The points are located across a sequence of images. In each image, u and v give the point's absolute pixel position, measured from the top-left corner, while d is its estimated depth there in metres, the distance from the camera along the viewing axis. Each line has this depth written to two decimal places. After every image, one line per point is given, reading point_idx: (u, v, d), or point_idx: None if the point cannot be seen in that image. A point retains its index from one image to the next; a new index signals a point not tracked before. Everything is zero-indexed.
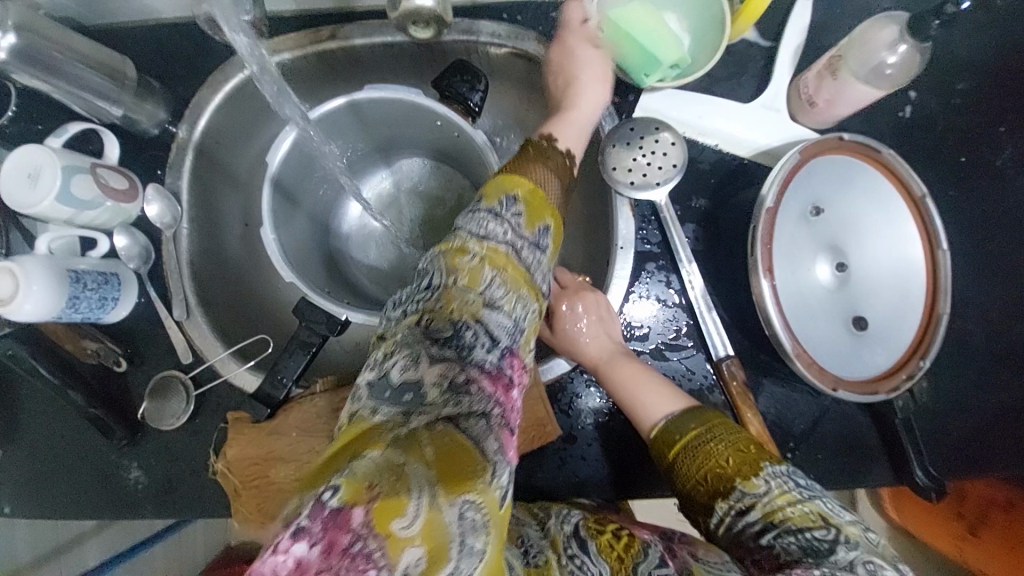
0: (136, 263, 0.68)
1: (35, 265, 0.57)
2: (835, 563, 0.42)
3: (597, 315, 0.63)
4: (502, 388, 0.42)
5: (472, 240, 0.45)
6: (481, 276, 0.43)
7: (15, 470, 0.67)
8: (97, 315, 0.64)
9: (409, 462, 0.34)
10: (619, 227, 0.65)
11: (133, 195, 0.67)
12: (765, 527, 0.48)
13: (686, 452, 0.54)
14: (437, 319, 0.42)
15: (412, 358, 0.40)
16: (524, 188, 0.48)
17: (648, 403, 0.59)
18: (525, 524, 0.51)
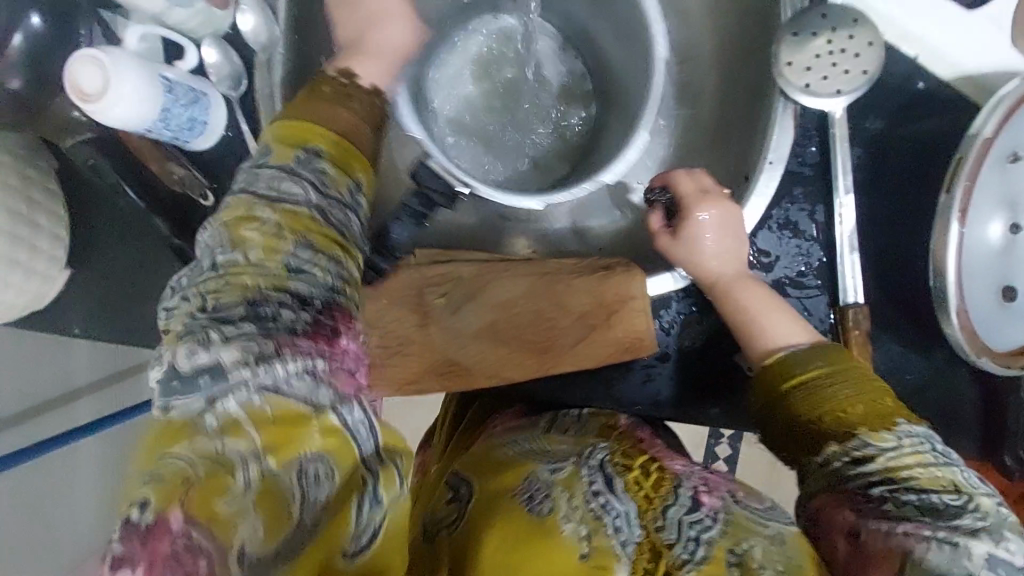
0: (226, 85, 0.59)
1: (123, 61, 0.50)
2: (958, 531, 0.37)
3: (731, 229, 0.57)
4: (322, 341, 0.38)
5: (263, 204, 0.41)
6: (279, 243, 0.39)
7: (96, 290, 0.65)
8: (184, 136, 0.58)
9: (227, 449, 0.33)
10: (773, 135, 0.57)
11: (226, 2, 0.57)
12: (883, 479, 0.42)
13: (804, 386, 0.49)
14: (225, 295, 0.37)
15: (202, 341, 0.36)
16: (325, 142, 0.45)
17: (766, 327, 0.54)
18: (539, 463, 0.53)
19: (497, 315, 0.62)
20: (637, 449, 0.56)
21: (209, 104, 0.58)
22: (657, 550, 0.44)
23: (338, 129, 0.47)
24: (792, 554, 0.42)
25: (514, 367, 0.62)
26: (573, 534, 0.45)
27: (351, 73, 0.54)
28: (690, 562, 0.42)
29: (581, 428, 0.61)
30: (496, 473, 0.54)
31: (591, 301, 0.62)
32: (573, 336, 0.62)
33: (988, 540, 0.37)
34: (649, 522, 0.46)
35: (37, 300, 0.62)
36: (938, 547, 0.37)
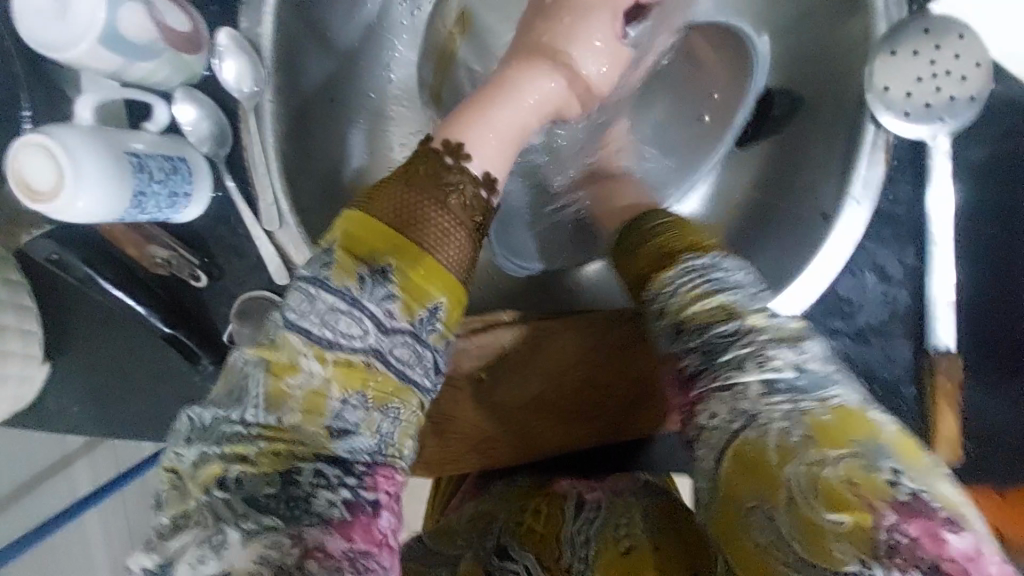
0: (209, 146, 0.49)
1: (79, 146, 0.40)
2: (728, 364, 0.35)
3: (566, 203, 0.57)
4: (358, 534, 0.31)
5: (303, 343, 0.34)
6: (326, 398, 0.33)
7: (79, 384, 0.56)
8: (166, 216, 0.48)
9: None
10: (858, 166, 0.48)
11: (197, 45, 0.46)
12: (677, 331, 0.38)
13: (648, 244, 0.45)
14: (253, 474, 0.31)
15: (215, 542, 0.30)
16: (401, 261, 0.36)
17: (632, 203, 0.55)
18: (440, 565, 0.49)
19: (546, 386, 0.55)
20: (528, 488, 0.55)
21: (190, 174, 0.48)
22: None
23: (423, 237, 0.37)
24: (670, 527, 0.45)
25: (559, 433, 0.57)
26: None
27: (461, 154, 0.41)
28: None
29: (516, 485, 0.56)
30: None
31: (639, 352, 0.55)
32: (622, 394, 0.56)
33: (771, 357, 0.35)
34: (551, 560, 0.46)
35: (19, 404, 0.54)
36: (737, 402, 0.34)
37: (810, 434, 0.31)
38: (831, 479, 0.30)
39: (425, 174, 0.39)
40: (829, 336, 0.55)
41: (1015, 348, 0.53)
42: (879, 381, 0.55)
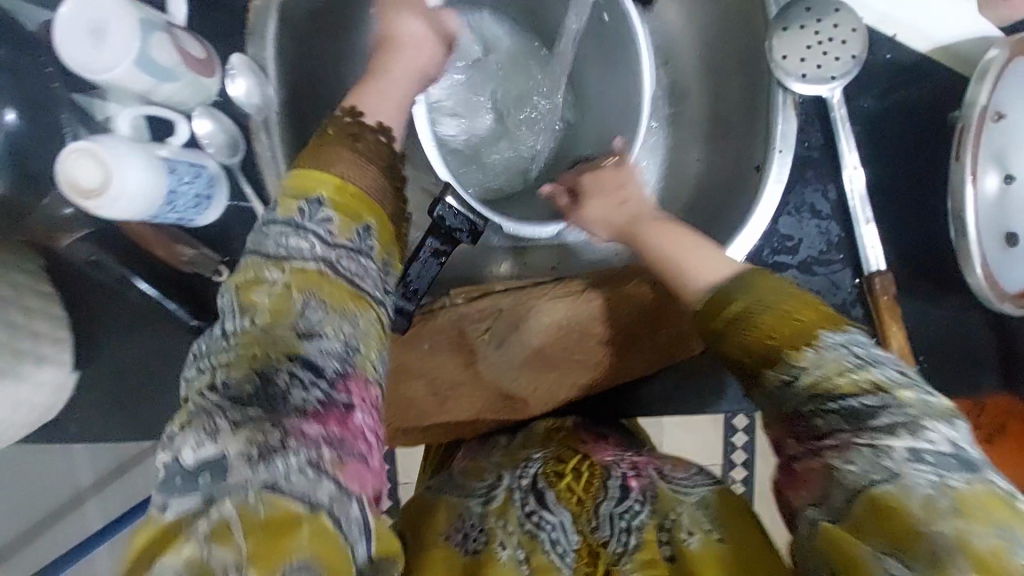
0: (223, 155, 0.57)
1: (125, 151, 0.47)
2: (881, 430, 0.37)
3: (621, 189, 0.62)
4: (333, 422, 0.38)
5: (270, 264, 0.42)
6: (290, 304, 0.40)
7: (106, 389, 0.60)
8: (189, 216, 0.55)
9: (213, 556, 0.32)
10: (774, 123, 0.60)
11: (212, 70, 0.55)
12: (812, 400, 0.39)
13: (733, 323, 0.44)
14: (237, 373, 0.38)
15: (208, 430, 0.36)
16: (328, 187, 0.45)
17: (695, 265, 0.50)
18: (469, 497, 0.54)
19: (541, 343, 0.61)
20: (568, 446, 0.59)
21: (211, 178, 0.55)
22: (595, 551, 0.50)
23: (343, 171, 0.46)
24: (715, 518, 0.50)
25: (559, 381, 0.63)
26: (512, 559, 0.49)
27: (359, 116, 0.51)
28: (625, 555, 0.49)
29: (529, 434, 0.62)
30: (426, 518, 0.52)
31: (627, 308, 0.61)
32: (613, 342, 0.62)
33: (908, 436, 0.36)
34: (585, 525, 0.51)
35: (48, 411, 0.58)
36: (859, 464, 0.37)
37: (952, 504, 0.34)
38: (980, 548, 0.33)
39: (335, 133, 0.49)
40: (781, 269, 0.63)
41: (932, 259, 0.63)
42: (831, 306, 0.63)
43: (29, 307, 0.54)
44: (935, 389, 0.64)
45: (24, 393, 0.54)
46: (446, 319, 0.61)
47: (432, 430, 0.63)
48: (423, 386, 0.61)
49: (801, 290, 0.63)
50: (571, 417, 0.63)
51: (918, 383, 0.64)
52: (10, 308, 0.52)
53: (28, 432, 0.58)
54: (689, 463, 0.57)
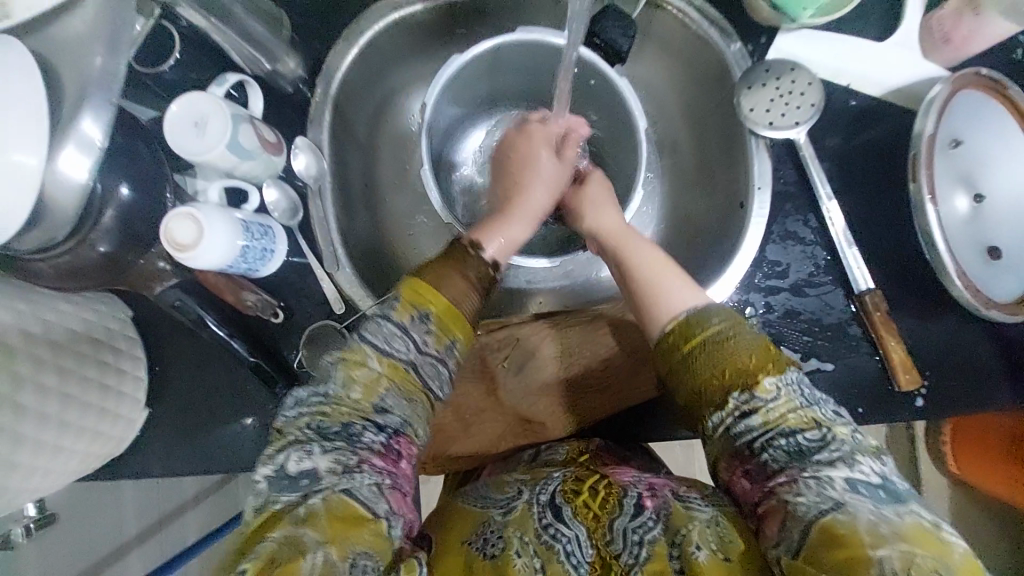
0: (283, 217, 0.69)
1: (215, 214, 0.59)
2: (821, 462, 0.46)
3: (600, 200, 0.71)
4: (389, 461, 0.49)
5: (372, 354, 0.52)
6: (375, 392, 0.51)
7: (170, 423, 0.68)
8: (256, 267, 0.65)
9: (306, 534, 0.43)
10: (752, 165, 0.68)
11: (279, 149, 0.68)
12: (764, 432, 0.48)
13: (703, 346, 0.54)
14: (329, 418, 0.49)
15: (308, 450, 0.47)
16: (437, 305, 0.54)
17: (667, 286, 0.60)
18: (491, 507, 0.56)
19: (557, 369, 0.67)
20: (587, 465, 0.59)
21: (275, 236, 0.66)
22: (608, 563, 0.50)
23: (449, 295, 0.56)
24: (727, 534, 0.48)
25: (579, 407, 0.67)
26: (527, 565, 0.50)
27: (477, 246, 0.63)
28: (635, 566, 0.48)
29: (552, 454, 0.63)
30: (450, 522, 0.56)
31: (633, 336, 0.67)
32: (625, 370, 0.67)
33: (845, 468, 0.45)
34: (599, 539, 0.52)
35: (119, 445, 0.64)
36: (807, 493, 0.44)
37: (900, 530, 0.41)
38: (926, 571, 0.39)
39: (451, 259, 0.59)
40: (774, 292, 0.68)
41: (919, 277, 0.67)
42: (827, 325, 0.67)
43: (118, 350, 0.64)
44: (944, 402, 0.66)
45: (104, 426, 0.61)
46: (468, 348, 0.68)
47: (457, 456, 0.67)
48: (450, 412, 0.67)
49: (796, 311, 0.68)
50: (594, 440, 0.65)
51: (926, 396, 0.66)
52: (104, 349, 0.62)
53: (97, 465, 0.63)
54: (704, 484, 0.55)
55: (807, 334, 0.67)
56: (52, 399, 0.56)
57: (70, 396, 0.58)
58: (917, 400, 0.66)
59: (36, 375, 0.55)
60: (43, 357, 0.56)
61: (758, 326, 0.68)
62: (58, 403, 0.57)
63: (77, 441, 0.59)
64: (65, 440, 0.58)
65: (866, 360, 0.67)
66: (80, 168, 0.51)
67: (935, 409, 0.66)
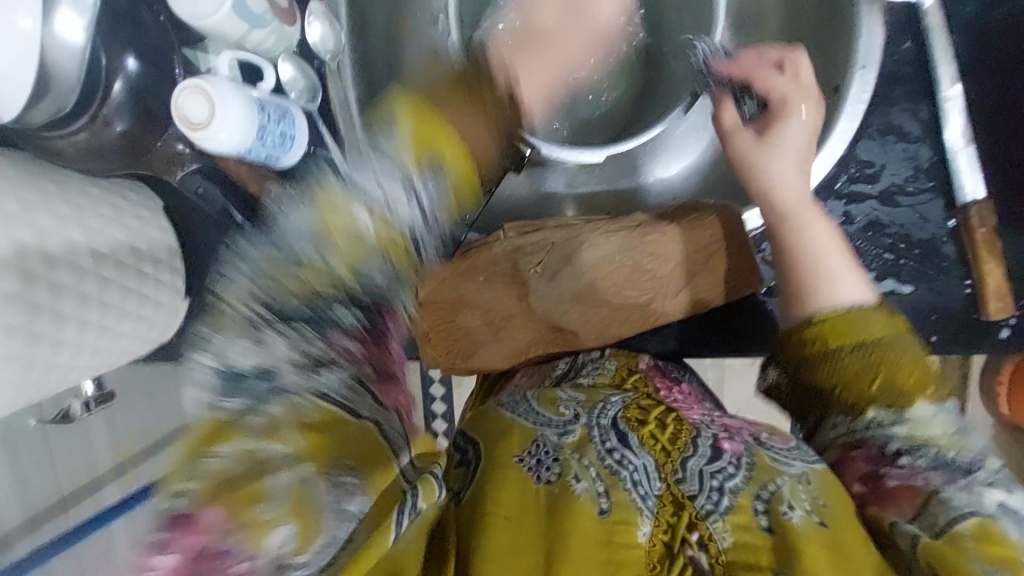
0: (303, 98, 0.63)
1: (227, 90, 0.54)
2: (976, 479, 0.41)
3: (803, 149, 0.56)
4: (375, 344, 0.45)
5: (360, 201, 0.48)
6: (360, 251, 0.46)
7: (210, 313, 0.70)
8: (278, 154, 0.61)
9: (266, 450, 0.36)
10: (858, 38, 0.55)
11: (292, 17, 0.60)
12: (900, 440, 0.44)
13: (851, 347, 0.48)
14: (288, 295, 0.43)
15: (258, 340, 0.40)
16: (451, 154, 0.53)
17: (836, 281, 0.52)
18: (544, 426, 0.50)
19: (595, 277, 0.62)
20: (650, 395, 0.55)
21: (294, 120, 0.61)
22: (679, 502, 0.43)
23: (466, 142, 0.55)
24: (821, 497, 0.41)
25: (622, 322, 0.64)
26: (589, 492, 0.43)
27: None
28: (716, 513, 0.41)
29: (601, 369, 0.61)
30: (499, 435, 0.49)
31: (683, 246, 0.61)
32: (676, 285, 0.62)
33: (1006, 491, 0.40)
34: (670, 475, 0.45)
35: (165, 331, 0.67)
36: (960, 492, 0.39)
37: None
38: None
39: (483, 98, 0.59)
40: (858, 200, 0.58)
41: None
42: (916, 242, 0.58)
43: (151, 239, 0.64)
44: None
45: (147, 311, 0.63)
46: (500, 251, 0.64)
47: (483, 360, 0.66)
48: (478, 316, 0.65)
49: (881, 224, 0.58)
50: (643, 359, 0.64)
51: (1014, 327, 0.59)
52: (139, 237, 0.62)
53: (148, 349, 0.67)
54: (789, 433, 0.49)
55: (890, 251, 0.58)
56: (90, 281, 0.56)
57: (109, 278, 0.58)
58: (1002, 332, 0.59)
59: (71, 258, 0.55)
60: (75, 239, 0.55)
61: None
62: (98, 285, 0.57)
63: (122, 323, 0.61)
64: (109, 319, 0.59)
65: (954, 285, 0.58)
66: (75, 31, 0.47)
67: (1023, 341, 0.59)
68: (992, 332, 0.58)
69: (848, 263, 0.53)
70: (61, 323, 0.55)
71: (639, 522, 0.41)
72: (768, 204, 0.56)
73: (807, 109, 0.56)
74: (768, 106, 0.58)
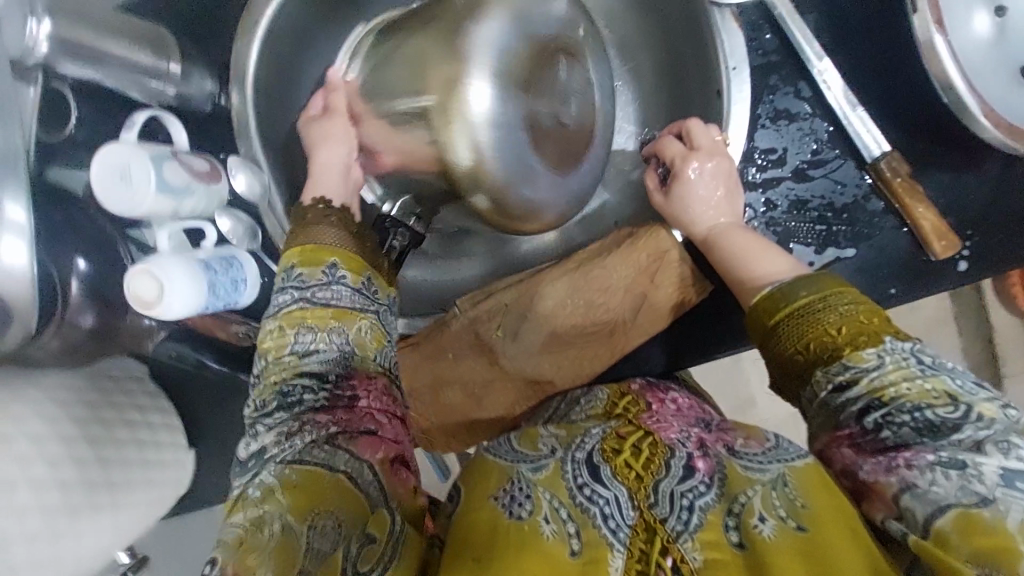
0: (248, 242, 0.68)
1: (169, 264, 0.58)
2: (956, 444, 0.39)
3: (722, 180, 0.58)
4: (340, 409, 0.49)
5: (269, 320, 0.53)
6: (286, 339, 0.52)
7: (219, 454, 0.74)
8: (235, 298, 0.65)
9: (265, 511, 0.42)
10: (722, 43, 0.58)
11: (217, 175, 0.65)
12: (870, 405, 0.42)
13: (791, 318, 0.48)
14: (264, 394, 0.50)
15: (253, 433, 0.49)
16: (294, 254, 0.55)
17: (764, 272, 0.53)
18: (520, 462, 0.50)
19: (552, 324, 0.64)
20: (632, 421, 0.53)
21: (241, 263, 0.65)
22: (652, 528, 0.44)
23: (303, 238, 0.56)
24: (799, 496, 0.42)
25: (590, 359, 0.65)
26: (559, 535, 0.45)
27: None
28: (686, 532, 0.43)
29: (593, 402, 0.59)
30: (477, 477, 0.50)
31: (628, 272, 0.62)
32: (629, 310, 0.63)
33: (997, 454, 0.37)
34: (643, 500, 0.46)
35: (179, 484, 0.71)
36: (942, 476, 0.37)
37: None
38: None
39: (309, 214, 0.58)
40: (775, 184, 0.60)
41: (943, 121, 0.57)
42: (842, 208, 0.59)
43: (142, 405, 0.68)
44: (996, 258, 0.58)
45: (155, 474, 0.67)
46: (459, 326, 0.66)
47: (478, 429, 0.68)
48: (457, 391, 0.67)
49: (803, 200, 0.60)
50: (637, 382, 0.62)
51: (971, 258, 0.58)
52: (129, 408, 0.66)
53: (167, 504, 0.71)
54: (764, 435, 0.49)
55: (821, 222, 0.60)
56: (93, 467, 0.59)
57: (110, 458, 0.61)
58: (959, 266, 0.58)
59: (71, 451, 0.58)
60: (72, 432, 0.59)
61: (763, 228, 0.60)
62: (102, 467, 0.60)
63: (133, 493, 0.63)
64: (121, 494, 0.62)
65: (893, 235, 0.59)
66: (19, 254, 0.51)
67: (986, 269, 0.58)
68: (948, 268, 0.58)
69: (764, 244, 0.55)
70: (75, 514, 0.57)
71: (611, 557, 0.43)
72: (693, 237, 0.60)
73: (707, 163, 0.58)
74: (669, 171, 0.62)
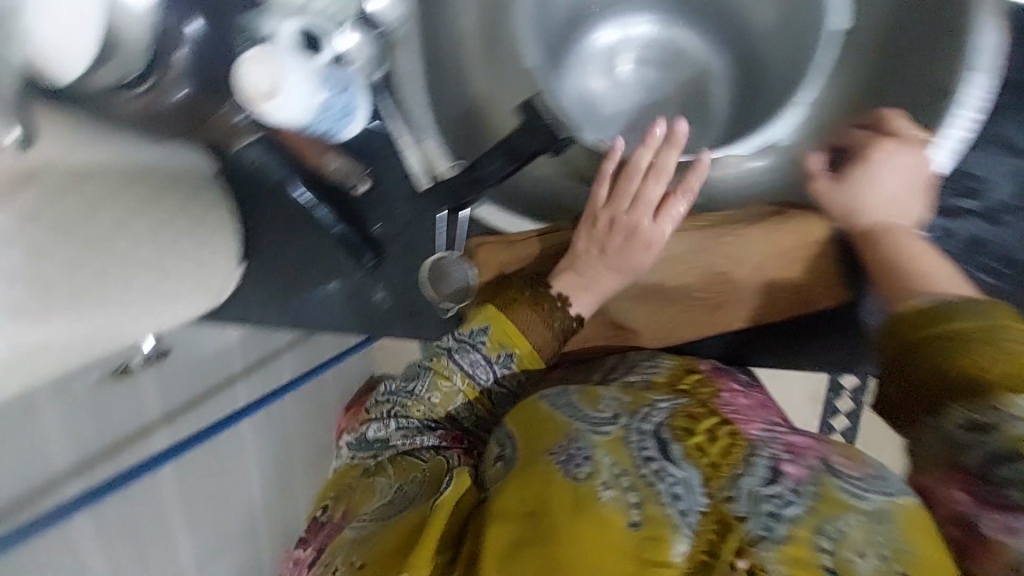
0: (366, 70, 0.60)
1: (291, 62, 0.52)
2: None
3: (900, 179, 0.53)
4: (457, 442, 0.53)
5: (457, 373, 0.54)
6: (453, 400, 0.54)
7: (262, 282, 0.68)
8: (336, 127, 0.59)
9: (374, 481, 0.51)
10: (975, 36, 0.51)
11: None
12: (1006, 455, 0.36)
13: (952, 338, 0.43)
14: (405, 411, 0.54)
15: (385, 422, 0.54)
16: (522, 349, 0.54)
17: (933, 276, 0.47)
18: (577, 422, 0.47)
19: (662, 275, 0.60)
20: (702, 404, 0.50)
21: (356, 92, 0.58)
22: (726, 523, 0.39)
23: (533, 337, 0.55)
24: (904, 537, 0.36)
25: (687, 321, 0.61)
26: (618, 503, 0.40)
27: None
28: (768, 540, 0.37)
29: (656, 369, 0.56)
30: (535, 431, 0.48)
31: (765, 250, 0.57)
32: (747, 289, 0.59)
33: None
34: (717, 492, 0.41)
35: (220, 294, 0.66)
36: None
37: None
38: None
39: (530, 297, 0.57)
40: (960, 214, 0.54)
41: None
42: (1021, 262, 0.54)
43: (209, 204, 0.63)
44: None
45: (205, 276, 0.62)
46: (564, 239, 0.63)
47: None
48: None
49: (982, 241, 0.54)
50: (705, 363, 0.58)
51: None
52: (196, 202, 0.61)
53: (204, 311, 0.67)
54: (866, 459, 0.43)
55: (991, 270, 0.54)
56: (151, 247, 0.55)
57: (170, 245, 0.57)
58: None
59: (134, 222, 0.53)
60: (139, 201, 0.54)
61: None
62: (159, 251, 0.56)
63: (180, 288, 0.59)
64: (170, 286, 0.58)
65: None
66: None
67: None
68: None
69: (930, 257, 0.50)
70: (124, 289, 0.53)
71: (674, 542, 0.38)
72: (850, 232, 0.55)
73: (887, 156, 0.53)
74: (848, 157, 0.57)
